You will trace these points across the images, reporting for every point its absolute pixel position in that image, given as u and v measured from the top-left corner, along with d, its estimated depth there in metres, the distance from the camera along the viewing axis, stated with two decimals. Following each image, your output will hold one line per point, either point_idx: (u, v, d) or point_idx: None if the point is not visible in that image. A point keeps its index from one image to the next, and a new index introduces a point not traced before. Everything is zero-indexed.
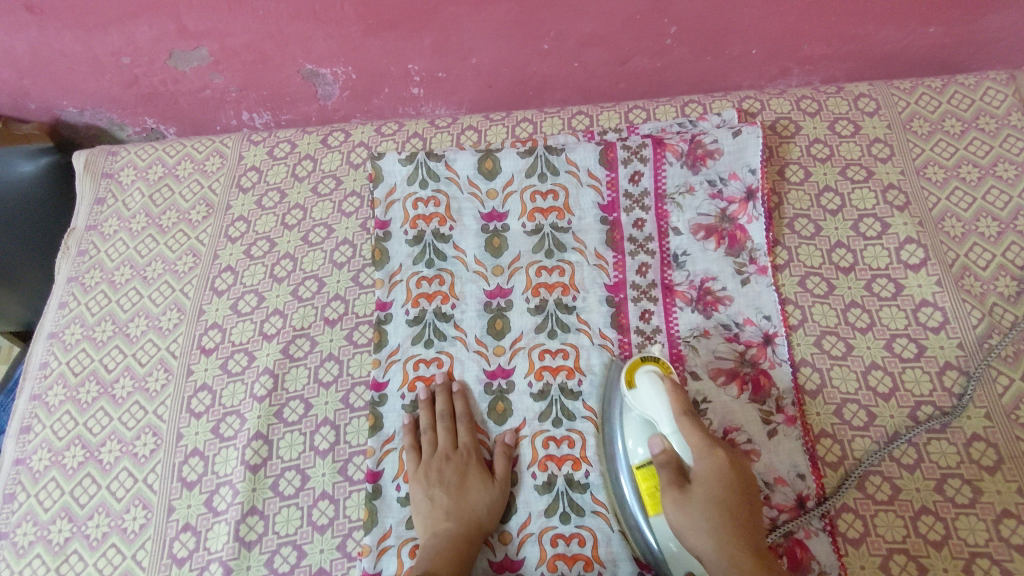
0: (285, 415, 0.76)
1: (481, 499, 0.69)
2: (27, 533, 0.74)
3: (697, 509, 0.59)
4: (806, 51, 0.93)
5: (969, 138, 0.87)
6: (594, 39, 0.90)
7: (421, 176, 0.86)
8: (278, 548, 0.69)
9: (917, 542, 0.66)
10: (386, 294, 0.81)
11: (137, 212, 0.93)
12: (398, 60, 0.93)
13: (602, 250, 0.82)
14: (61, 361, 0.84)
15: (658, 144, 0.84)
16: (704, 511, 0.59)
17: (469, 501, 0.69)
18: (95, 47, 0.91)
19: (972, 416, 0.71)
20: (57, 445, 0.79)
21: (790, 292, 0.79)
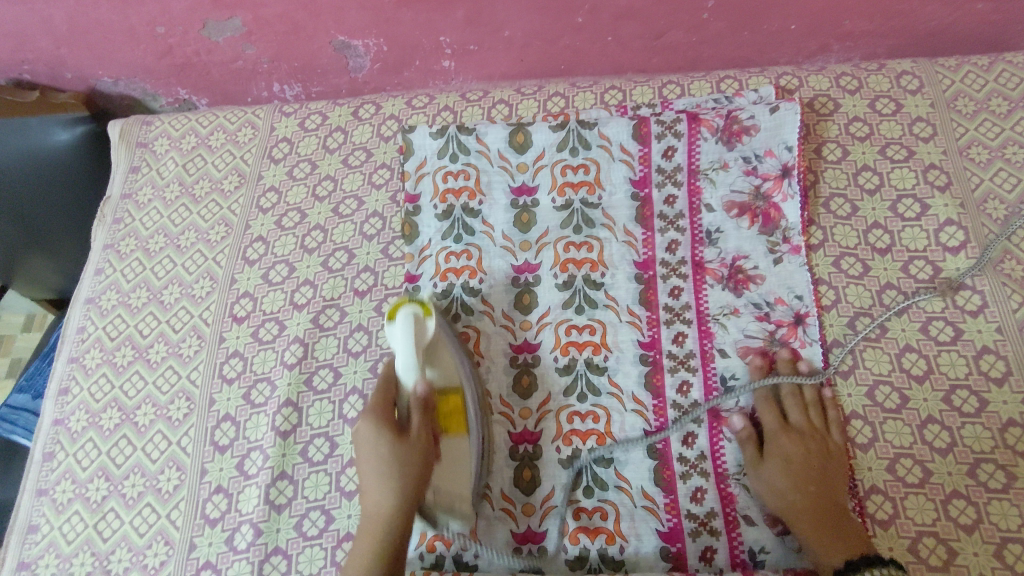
0: (314, 383, 0.77)
1: (384, 491, 0.63)
2: (66, 490, 0.76)
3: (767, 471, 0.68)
4: (847, 26, 0.91)
5: (1015, 118, 0.84)
6: (628, 12, 0.89)
7: (452, 150, 0.86)
8: (307, 513, 0.71)
9: (948, 525, 0.65)
10: (416, 267, 0.82)
11: (171, 181, 0.94)
12: (430, 32, 0.92)
13: (631, 227, 0.81)
14: (97, 325, 0.86)
15: (693, 119, 0.82)
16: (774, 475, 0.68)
17: (373, 487, 0.64)
18: (130, 16, 0.92)
19: (1008, 401, 0.70)
20: (94, 407, 0.81)
21: (824, 272, 0.78)
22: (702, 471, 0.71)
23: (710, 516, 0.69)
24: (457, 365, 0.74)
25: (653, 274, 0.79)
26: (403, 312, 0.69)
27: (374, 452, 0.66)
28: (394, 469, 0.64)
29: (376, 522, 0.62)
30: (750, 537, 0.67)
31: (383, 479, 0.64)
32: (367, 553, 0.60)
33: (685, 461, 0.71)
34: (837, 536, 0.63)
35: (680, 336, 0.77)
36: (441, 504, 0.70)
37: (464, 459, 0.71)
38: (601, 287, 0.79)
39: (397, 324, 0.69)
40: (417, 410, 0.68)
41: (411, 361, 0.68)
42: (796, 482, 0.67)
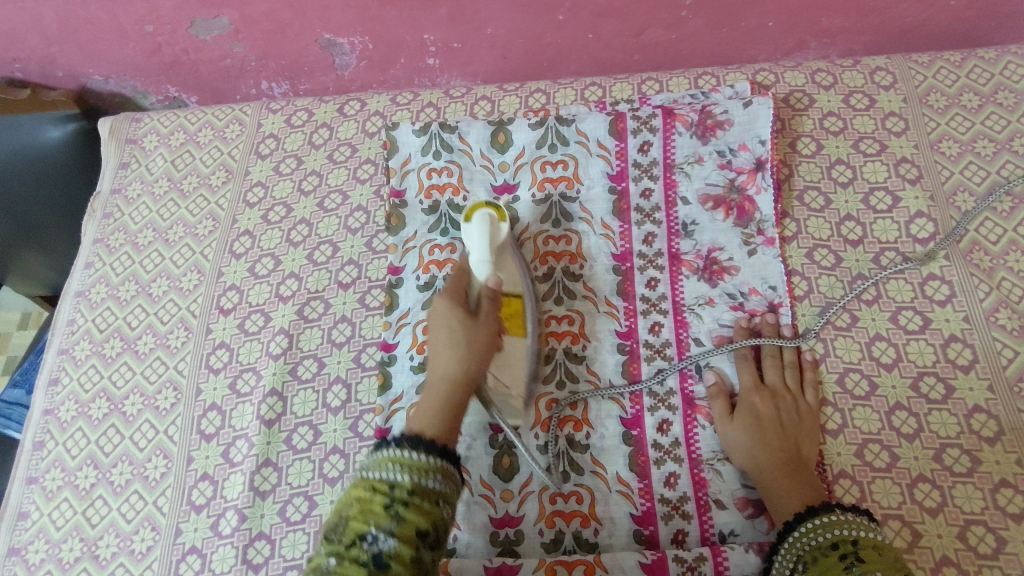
0: (299, 373, 0.79)
1: (449, 354, 0.65)
2: (55, 478, 0.78)
3: (735, 428, 0.71)
4: (823, 23, 0.92)
5: (986, 113, 0.86)
6: (608, 10, 0.90)
7: (435, 146, 0.88)
8: (290, 498, 0.72)
9: (913, 509, 0.67)
10: (399, 259, 0.83)
11: (159, 177, 0.96)
12: (415, 30, 0.94)
13: (609, 220, 0.83)
14: (86, 318, 0.88)
15: (669, 114, 0.85)
16: (741, 430, 0.70)
17: (443, 345, 0.66)
18: (120, 15, 0.93)
19: (974, 387, 0.71)
20: (83, 397, 0.82)
21: (797, 263, 0.80)
22: (676, 457, 0.72)
23: (682, 500, 0.70)
24: (519, 277, 0.77)
25: (630, 266, 0.81)
26: (480, 215, 0.74)
27: (446, 328, 0.67)
28: (460, 341, 0.65)
29: (439, 385, 0.64)
30: (721, 520, 0.69)
31: (449, 346, 0.65)
32: (430, 411, 0.62)
33: (660, 447, 0.73)
34: (789, 485, 0.66)
35: (657, 326, 0.78)
36: (501, 385, 0.72)
37: (519, 355, 0.74)
38: (579, 279, 0.81)
39: (474, 224, 0.74)
40: (489, 298, 0.69)
41: (485, 258, 0.72)
42: (760, 437, 0.69)
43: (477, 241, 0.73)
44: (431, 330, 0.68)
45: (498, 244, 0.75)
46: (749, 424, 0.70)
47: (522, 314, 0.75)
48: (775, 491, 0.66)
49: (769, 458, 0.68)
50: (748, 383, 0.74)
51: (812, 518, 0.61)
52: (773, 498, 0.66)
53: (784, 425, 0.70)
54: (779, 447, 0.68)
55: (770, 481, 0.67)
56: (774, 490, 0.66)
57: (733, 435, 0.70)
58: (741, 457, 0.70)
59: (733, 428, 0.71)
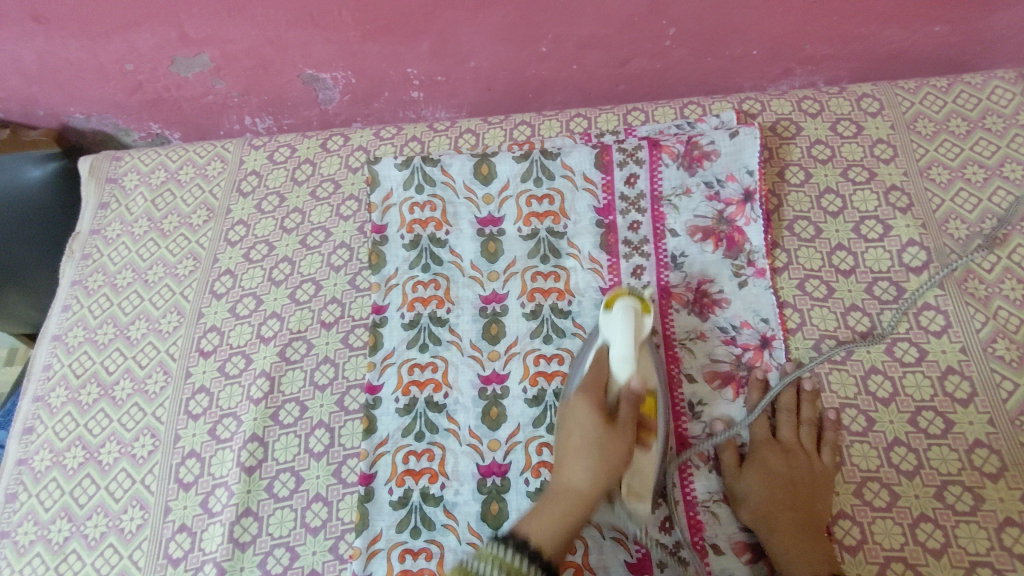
0: (280, 417, 0.77)
1: (581, 472, 0.63)
2: (28, 532, 0.75)
3: (745, 487, 0.68)
4: (808, 51, 0.92)
5: (974, 138, 0.85)
6: (592, 41, 0.90)
7: (418, 180, 0.86)
8: (271, 550, 0.70)
9: (916, 550, 0.65)
10: (382, 298, 0.81)
11: (140, 216, 0.94)
12: (397, 64, 0.94)
13: (597, 254, 0.81)
14: (63, 362, 0.85)
15: (654, 146, 0.84)
16: (751, 489, 0.68)
17: (575, 452, 0.64)
18: (99, 54, 0.93)
19: (974, 421, 0.69)
20: (58, 446, 0.80)
21: (788, 295, 0.78)
22: (669, 500, 0.70)
23: (678, 546, 0.68)
24: (654, 368, 0.70)
25: None
26: (620, 303, 0.68)
27: (579, 430, 0.65)
28: (591, 452, 0.63)
29: (569, 495, 0.63)
30: (718, 566, 0.67)
31: (581, 451, 0.64)
32: (551, 519, 0.61)
33: (654, 489, 0.71)
34: (803, 552, 0.63)
35: None
36: (632, 497, 0.68)
37: (650, 464, 0.68)
38: (568, 316, 0.79)
39: (613, 314, 0.68)
40: (627, 404, 0.65)
41: (629, 354, 0.65)
42: (772, 498, 0.66)
43: (620, 335, 0.66)
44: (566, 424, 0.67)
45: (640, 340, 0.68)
46: (759, 485, 0.68)
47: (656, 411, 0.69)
48: (787, 557, 0.63)
49: (781, 521, 0.65)
50: (760, 438, 0.71)
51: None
52: (784, 564, 0.63)
53: (799, 487, 0.67)
54: (792, 509, 0.66)
55: (781, 545, 0.64)
56: (786, 556, 0.63)
57: (743, 495, 0.68)
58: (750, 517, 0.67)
59: (743, 488, 0.68)
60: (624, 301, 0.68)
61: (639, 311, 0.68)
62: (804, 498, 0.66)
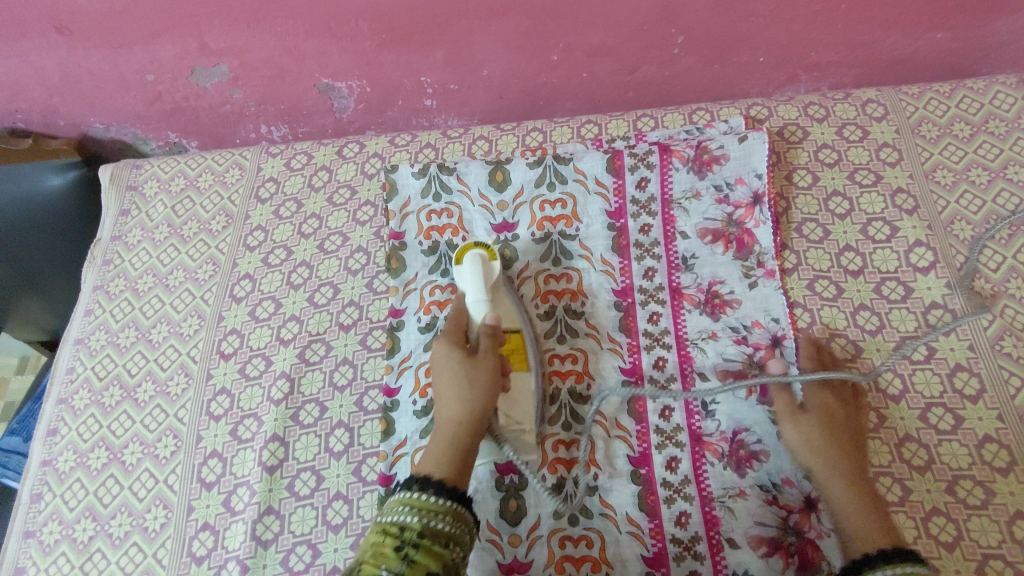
0: (300, 418, 0.78)
1: (454, 402, 0.66)
2: (53, 532, 0.76)
3: (812, 424, 0.69)
4: (813, 58, 0.94)
5: (978, 141, 0.87)
6: (601, 49, 0.92)
7: (435, 188, 0.88)
8: (293, 547, 0.71)
9: (929, 543, 0.66)
10: (399, 302, 0.83)
11: (159, 223, 0.96)
12: (412, 73, 0.96)
13: (609, 256, 0.83)
14: (86, 365, 0.87)
15: (665, 151, 0.86)
16: (819, 430, 0.68)
17: (451, 391, 0.67)
18: (120, 65, 0.95)
19: (983, 417, 0.71)
20: (82, 447, 0.81)
21: (798, 295, 0.80)
22: (687, 495, 0.71)
23: (694, 540, 0.69)
24: (517, 309, 0.78)
25: (631, 301, 0.81)
26: (470, 254, 0.76)
27: (446, 367, 0.69)
28: (462, 382, 0.67)
29: (450, 426, 0.66)
30: (734, 560, 0.67)
31: (455, 382, 0.67)
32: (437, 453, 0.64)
33: (669, 486, 0.71)
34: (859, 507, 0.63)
35: (661, 361, 0.78)
36: (512, 424, 0.72)
37: (528, 392, 0.74)
38: (582, 316, 0.80)
39: (465, 265, 0.76)
40: (485, 335, 0.70)
41: (479, 297, 0.74)
42: (835, 440, 0.67)
43: (470, 284, 0.74)
44: (437, 385, 0.69)
45: (492, 283, 0.76)
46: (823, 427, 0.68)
47: (525, 350, 0.76)
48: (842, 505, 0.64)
49: (837, 467, 0.66)
50: (783, 407, 0.71)
51: (888, 566, 0.58)
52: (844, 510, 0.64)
53: (846, 437, 0.68)
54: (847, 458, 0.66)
55: (839, 492, 0.65)
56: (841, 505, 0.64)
57: (805, 432, 0.68)
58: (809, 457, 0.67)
59: (809, 428, 0.69)
60: (474, 252, 0.76)
61: (488, 258, 0.76)
62: (855, 452, 0.67)
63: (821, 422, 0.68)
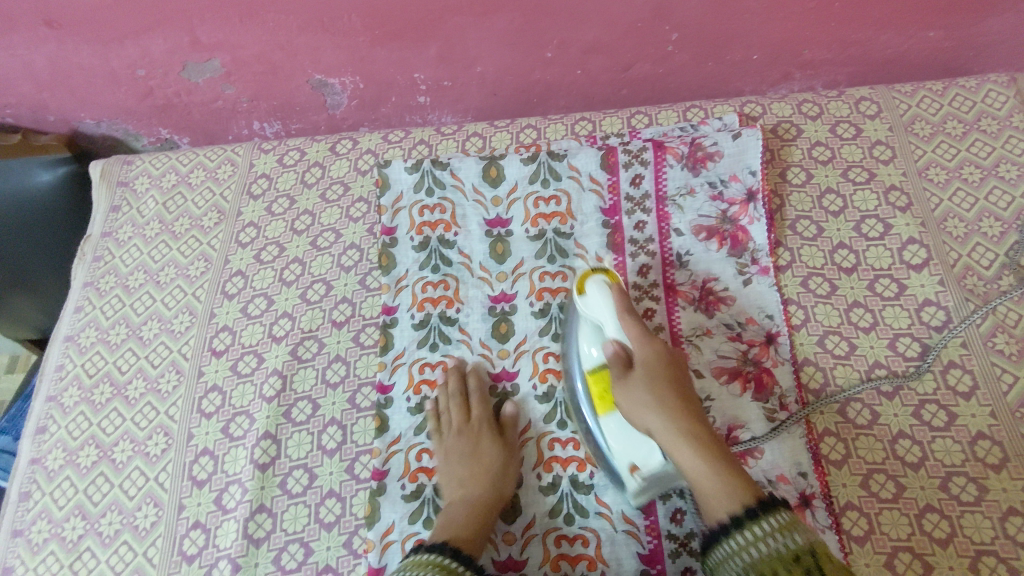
0: (293, 415, 0.77)
1: (695, 459, 0.61)
2: (42, 530, 0.76)
3: (636, 386, 0.65)
4: (807, 55, 0.94)
5: (971, 139, 0.87)
6: (596, 46, 0.92)
7: (428, 184, 0.88)
8: (286, 545, 0.70)
9: (922, 539, 0.66)
10: (392, 298, 0.82)
11: (150, 219, 0.95)
12: (405, 69, 0.95)
13: (603, 254, 0.83)
14: (76, 363, 0.86)
15: (659, 147, 0.86)
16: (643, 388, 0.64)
17: (459, 468, 0.72)
18: (111, 60, 0.94)
19: (977, 414, 0.71)
20: (71, 445, 0.80)
21: (792, 292, 0.80)
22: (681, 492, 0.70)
23: (690, 537, 0.68)
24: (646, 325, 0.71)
25: None
26: (595, 281, 0.69)
27: (651, 410, 0.64)
28: (685, 436, 0.62)
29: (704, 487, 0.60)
30: None
31: (683, 439, 0.62)
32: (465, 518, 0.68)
33: None
34: (727, 472, 0.60)
35: None
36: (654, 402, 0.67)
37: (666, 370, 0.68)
38: None
39: (591, 293, 0.69)
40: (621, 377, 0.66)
41: (619, 326, 0.68)
42: (668, 400, 0.64)
43: (605, 313, 0.68)
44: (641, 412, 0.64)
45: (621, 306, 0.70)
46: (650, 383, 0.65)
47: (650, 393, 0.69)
48: (702, 474, 0.60)
49: (685, 434, 0.62)
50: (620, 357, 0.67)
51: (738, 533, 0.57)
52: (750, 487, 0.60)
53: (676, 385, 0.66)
54: (682, 411, 0.64)
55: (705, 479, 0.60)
56: (698, 468, 0.61)
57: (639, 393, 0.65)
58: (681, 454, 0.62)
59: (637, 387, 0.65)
60: (595, 278, 0.70)
61: (611, 283, 0.70)
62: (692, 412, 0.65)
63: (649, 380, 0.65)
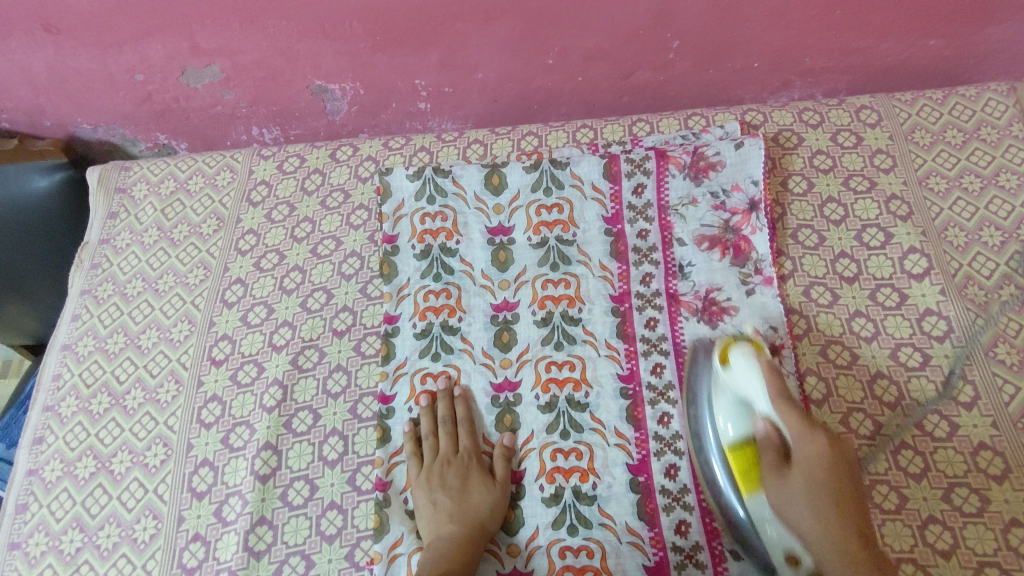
0: (293, 426, 0.77)
1: (807, 519, 0.63)
2: (39, 543, 0.75)
3: (795, 490, 0.65)
4: (808, 63, 0.94)
5: (971, 148, 0.87)
6: (597, 53, 0.92)
7: (429, 192, 0.88)
8: (287, 558, 0.70)
9: (925, 551, 0.66)
10: (394, 307, 0.82)
11: (149, 226, 0.95)
12: (405, 75, 0.95)
13: (606, 262, 0.82)
14: (73, 372, 0.85)
15: (661, 157, 0.85)
16: (802, 492, 0.64)
17: (442, 502, 0.70)
18: (109, 65, 0.93)
19: (978, 425, 0.71)
20: (69, 456, 0.80)
21: (795, 302, 0.80)
22: (685, 504, 0.70)
23: (696, 549, 0.68)
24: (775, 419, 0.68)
25: (629, 306, 0.80)
26: (738, 354, 0.71)
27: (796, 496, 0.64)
28: (806, 510, 0.63)
29: (822, 548, 0.62)
30: (737, 571, 0.66)
31: (806, 503, 0.64)
32: (454, 547, 0.66)
33: (668, 493, 0.71)
34: (829, 505, 0.63)
35: (659, 367, 0.77)
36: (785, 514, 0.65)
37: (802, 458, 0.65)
38: (579, 322, 0.80)
39: (734, 367, 0.71)
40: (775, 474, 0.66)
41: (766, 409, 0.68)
42: (822, 512, 0.63)
43: (753, 385, 0.69)
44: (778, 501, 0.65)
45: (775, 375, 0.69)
46: (809, 489, 0.64)
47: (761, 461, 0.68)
48: (821, 530, 0.62)
49: (826, 453, 0.64)
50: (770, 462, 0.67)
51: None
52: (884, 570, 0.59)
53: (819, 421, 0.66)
54: (831, 444, 0.65)
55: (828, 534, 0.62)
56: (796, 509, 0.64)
57: (791, 502, 0.65)
58: (801, 522, 0.63)
59: (794, 496, 0.64)
60: (739, 349, 0.72)
61: (757, 355, 0.71)
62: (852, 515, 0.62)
63: (806, 479, 0.64)
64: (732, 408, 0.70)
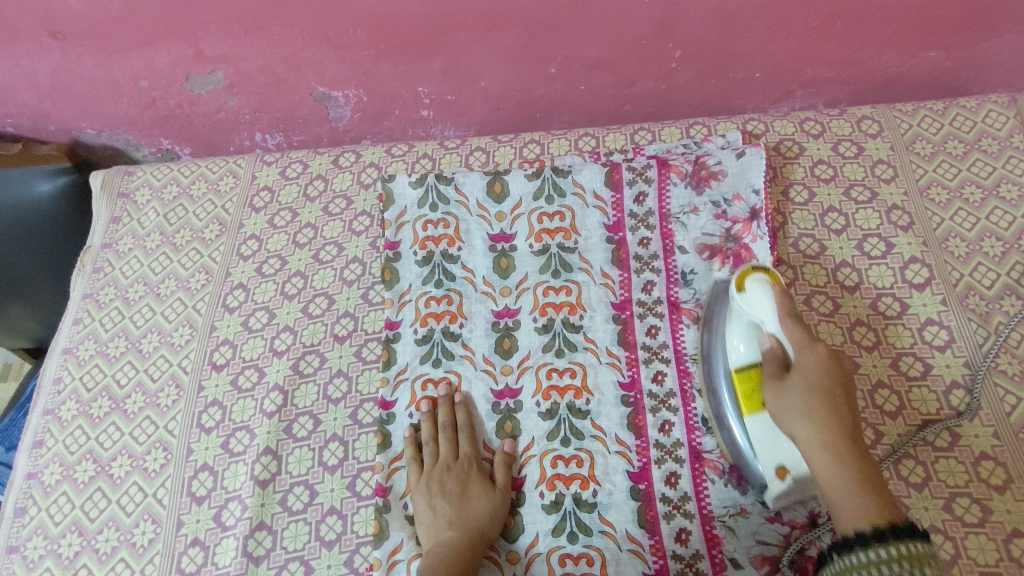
0: (294, 431, 0.77)
1: (803, 425, 0.62)
2: (38, 547, 0.75)
3: (793, 392, 0.63)
4: (809, 73, 0.95)
5: (971, 159, 0.88)
6: (599, 63, 0.92)
7: (431, 199, 0.88)
8: (286, 564, 0.70)
9: None
10: (395, 313, 0.82)
11: (151, 230, 0.95)
12: (409, 83, 0.95)
13: (608, 269, 0.83)
14: (74, 376, 0.85)
15: (663, 165, 0.86)
16: (800, 394, 0.63)
17: (442, 508, 0.70)
18: (114, 71, 0.94)
19: (980, 435, 0.71)
20: (68, 459, 0.79)
21: (796, 311, 0.80)
22: (686, 512, 0.70)
23: (696, 557, 0.68)
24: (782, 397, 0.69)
25: (630, 313, 0.80)
26: (753, 281, 0.69)
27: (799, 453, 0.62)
28: (801, 411, 0.62)
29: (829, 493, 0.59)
30: None
31: (797, 405, 0.63)
32: (453, 553, 0.66)
33: (668, 501, 0.70)
34: (851, 482, 0.58)
35: (660, 375, 0.77)
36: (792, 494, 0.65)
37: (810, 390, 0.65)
38: (580, 330, 0.80)
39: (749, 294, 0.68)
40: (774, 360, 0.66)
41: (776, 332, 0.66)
42: (815, 410, 0.62)
43: (764, 313, 0.67)
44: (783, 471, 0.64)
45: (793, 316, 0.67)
46: (807, 393, 0.63)
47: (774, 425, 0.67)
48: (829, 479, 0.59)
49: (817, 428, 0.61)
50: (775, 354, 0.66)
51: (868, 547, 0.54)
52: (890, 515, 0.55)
53: (839, 397, 0.63)
54: (835, 426, 0.61)
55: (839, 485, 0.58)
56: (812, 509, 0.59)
57: (788, 400, 0.63)
58: (794, 424, 0.62)
59: (792, 396, 0.63)
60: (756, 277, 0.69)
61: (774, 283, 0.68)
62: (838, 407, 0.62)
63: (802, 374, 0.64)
64: (744, 331, 0.69)
